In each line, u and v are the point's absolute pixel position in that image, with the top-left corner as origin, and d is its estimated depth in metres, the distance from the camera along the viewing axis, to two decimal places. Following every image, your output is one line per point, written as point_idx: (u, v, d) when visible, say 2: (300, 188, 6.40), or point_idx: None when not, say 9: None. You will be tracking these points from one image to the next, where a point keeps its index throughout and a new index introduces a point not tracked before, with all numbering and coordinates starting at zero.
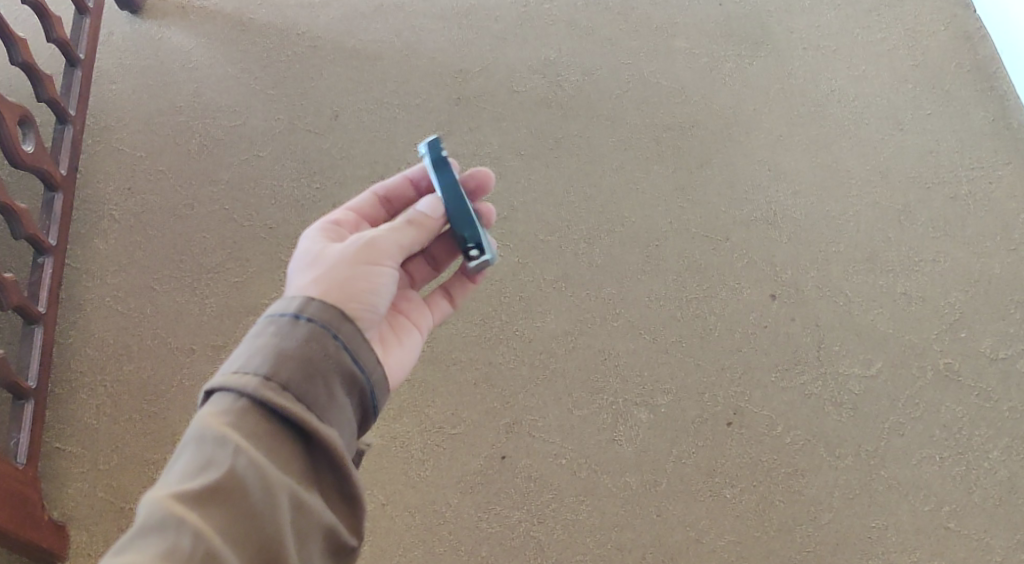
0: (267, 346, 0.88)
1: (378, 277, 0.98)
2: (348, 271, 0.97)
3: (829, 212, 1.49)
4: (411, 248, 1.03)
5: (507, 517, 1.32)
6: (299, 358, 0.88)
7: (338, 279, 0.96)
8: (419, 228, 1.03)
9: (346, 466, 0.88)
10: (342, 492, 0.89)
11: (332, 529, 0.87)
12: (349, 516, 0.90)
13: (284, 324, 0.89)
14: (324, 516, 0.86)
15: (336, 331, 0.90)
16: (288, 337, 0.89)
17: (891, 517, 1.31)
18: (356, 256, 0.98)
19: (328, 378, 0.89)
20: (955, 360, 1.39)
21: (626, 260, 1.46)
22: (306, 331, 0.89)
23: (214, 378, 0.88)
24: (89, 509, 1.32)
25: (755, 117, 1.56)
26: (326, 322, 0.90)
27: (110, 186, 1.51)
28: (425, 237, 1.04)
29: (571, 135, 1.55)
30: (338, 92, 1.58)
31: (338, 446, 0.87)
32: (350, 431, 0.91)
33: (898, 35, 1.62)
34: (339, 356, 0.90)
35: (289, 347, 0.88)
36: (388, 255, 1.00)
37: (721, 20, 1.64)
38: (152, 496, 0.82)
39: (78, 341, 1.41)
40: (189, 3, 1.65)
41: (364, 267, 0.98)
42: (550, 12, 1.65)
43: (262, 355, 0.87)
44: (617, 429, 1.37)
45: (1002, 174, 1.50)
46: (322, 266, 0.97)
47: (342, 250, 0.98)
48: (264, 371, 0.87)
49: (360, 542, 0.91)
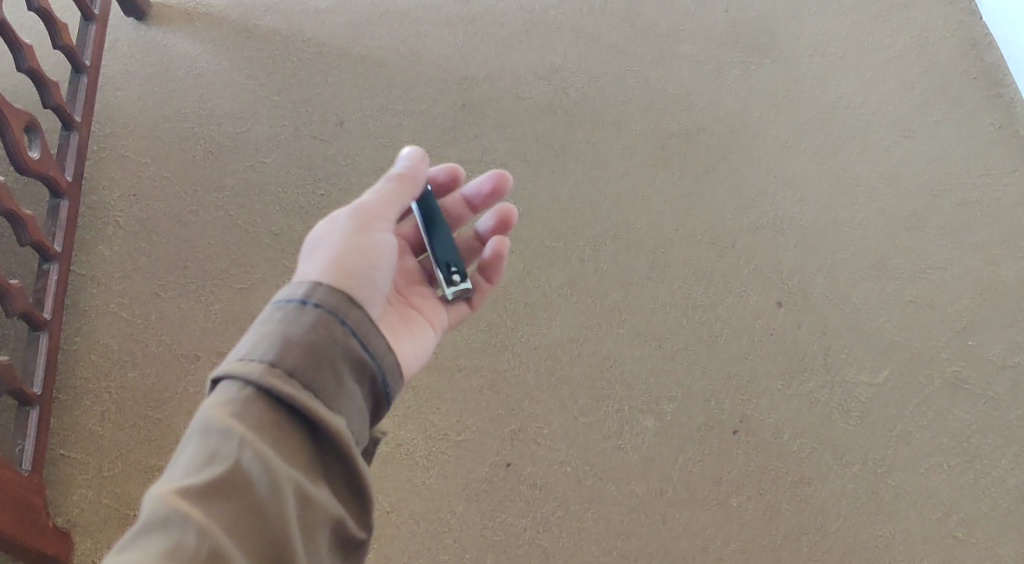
0: (274, 334, 0.89)
1: (377, 242, 1.02)
2: (347, 245, 1.00)
3: (836, 218, 1.48)
4: (400, 203, 1.07)
5: (513, 524, 1.32)
6: (306, 344, 0.89)
7: (339, 255, 0.99)
8: (403, 186, 1.07)
9: (353, 458, 0.89)
10: (349, 483, 0.90)
11: (338, 521, 0.89)
12: (356, 506, 0.91)
13: (291, 310, 0.91)
14: (330, 508, 0.88)
15: (344, 317, 0.92)
16: (295, 323, 0.90)
17: (899, 526, 1.30)
18: (349, 229, 1.02)
19: (335, 364, 0.90)
20: (962, 368, 1.38)
21: (631, 266, 1.45)
22: (312, 318, 0.90)
23: (219, 367, 0.89)
24: (93, 516, 1.31)
25: (761, 124, 1.55)
26: (333, 307, 0.92)
27: (115, 193, 1.51)
28: (411, 187, 1.07)
29: (577, 141, 1.54)
30: (344, 99, 1.58)
31: (344, 435, 0.88)
32: (360, 420, 0.92)
33: (904, 42, 1.61)
34: (347, 342, 0.91)
35: (296, 333, 0.89)
36: (381, 219, 1.04)
37: (727, 26, 1.64)
38: (156, 492, 0.83)
39: (83, 347, 1.41)
40: (195, 10, 1.66)
41: (362, 236, 1.02)
42: (555, 18, 1.65)
43: (268, 343, 0.89)
44: (623, 436, 1.36)
45: (1010, 181, 1.49)
46: (321, 247, 1.00)
47: (338, 229, 1.02)
48: (269, 359, 0.88)
49: (367, 533, 0.92)
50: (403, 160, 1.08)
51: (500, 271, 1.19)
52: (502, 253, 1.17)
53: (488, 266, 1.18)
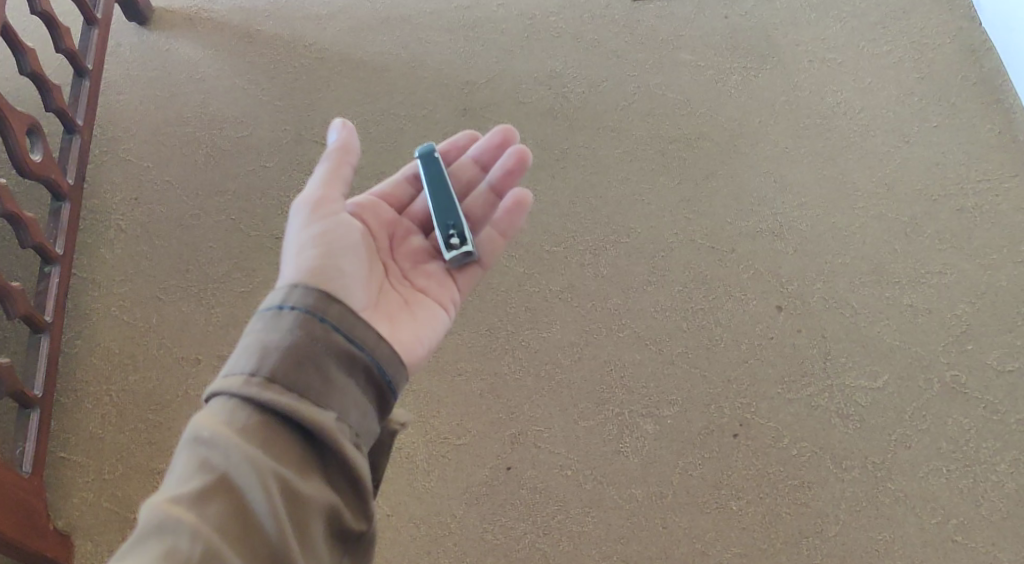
0: (254, 342, 0.92)
1: (329, 229, 1.04)
2: (302, 242, 1.02)
3: (835, 224, 1.49)
4: (343, 179, 1.07)
5: (513, 528, 1.32)
6: (285, 346, 0.91)
7: (298, 253, 1.01)
8: (339, 161, 1.07)
9: (344, 450, 0.90)
10: (347, 475, 0.91)
11: (336, 514, 0.89)
12: (357, 499, 0.91)
13: (268, 316, 0.94)
14: (326, 503, 0.88)
15: (323, 315, 0.94)
16: (274, 329, 0.93)
17: (898, 531, 1.31)
18: (303, 224, 1.04)
19: (318, 362, 0.92)
20: (961, 373, 1.39)
21: (631, 271, 1.46)
22: (291, 320, 0.93)
23: (208, 386, 0.92)
24: (93, 519, 1.31)
25: (761, 129, 1.56)
26: (311, 308, 0.94)
27: (117, 196, 1.52)
28: (351, 158, 1.08)
29: (577, 146, 1.55)
30: (345, 103, 1.59)
31: (332, 428, 0.89)
32: (359, 412, 0.93)
33: (903, 48, 1.62)
34: (329, 339, 0.93)
35: (274, 338, 0.92)
36: (329, 204, 1.05)
37: (727, 32, 1.65)
38: (150, 503, 0.85)
39: (84, 350, 1.41)
40: (197, 14, 1.66)
41: (313, 228, 1.03)
42: (555, 24, 1.66)
43: (248, 352, 0.91)
44: (623, 440, 1.36)
45: (1008, 188, 1.50)
46: (286, 252, 1.04)
47: (297, 231, 1.04)
48: (250, 368, 0.90)
49: (371, 525, 0.92)
50: (333, 135, 1.07)
51: (518, 223, 1.16)
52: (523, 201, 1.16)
53: (508, 214, 1.16)
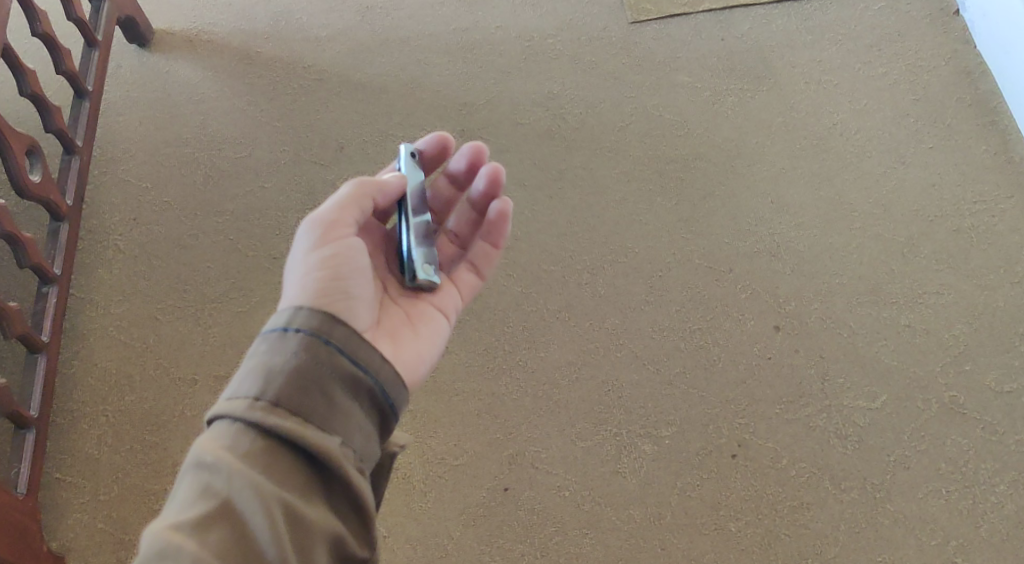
0: (258, 366, 0.92)
1: (339, 255, 1.02)
2: (310, 269, 1.00)
3: (832, 245, 1.49)
4: (359, 206, 1.05)
5: (510, 549, 1.31)
6: (289, 370, 0.91)
7: (305, 279, 1.00)
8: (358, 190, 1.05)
9: (349, 473, 0.90)
10: (350, 500, 0.90)
11: (339, 539, 0.89)
12: (359, 524, 0.91)
13: (274, 339, 0.94)
14: (328, 527, 0.88)
15: (328, 337, 0.94)
16: (278, 353, 0.93)
17: (898, 552, 1.30)
18: (314, 247, 1.02)
19: (322, 385, 0.92)
20: (959, 394, 1.38)
21: (629, 291, 1.46)
22: (295, 343, 0.93)
23: (211, 409, 0.92)
24: (89, 541, 1.31)
25: (757, 150, 1.57)
26: (316, 330, 0.94)
27: (115, 217, 1.52)
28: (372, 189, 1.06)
29: (575, 167, 1.56)
30: (344, 124, 1.59)
31: (334, 451, 0.90)
32: (364, 435, 0.93)
33: (899, 71, 1.63)
34: (333, 361, 0.93)
35: (278, 362, 0.92)
36: (343, 232, 1.03)
37: (723, 54, 1.66)
38: (152, 529, 0.85)
39: (80, 370, 1.41)
40: (198, 37, 1.68)
41: (321, 252, 1.01)
42: (553, 46, 1.67)
43: (252, 376, 0.91)
44: (621, 461, 1.36)
45: (1004, 209, 1.50)
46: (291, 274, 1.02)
47: (305, 250, 1.02)
48: (253, 392, 0.90)
49: (373, 550, 0.92)
50: None
51: (506, 230, 1.16)
52: (500, 176, 1.15)
53: (494, 227, 1.15)
